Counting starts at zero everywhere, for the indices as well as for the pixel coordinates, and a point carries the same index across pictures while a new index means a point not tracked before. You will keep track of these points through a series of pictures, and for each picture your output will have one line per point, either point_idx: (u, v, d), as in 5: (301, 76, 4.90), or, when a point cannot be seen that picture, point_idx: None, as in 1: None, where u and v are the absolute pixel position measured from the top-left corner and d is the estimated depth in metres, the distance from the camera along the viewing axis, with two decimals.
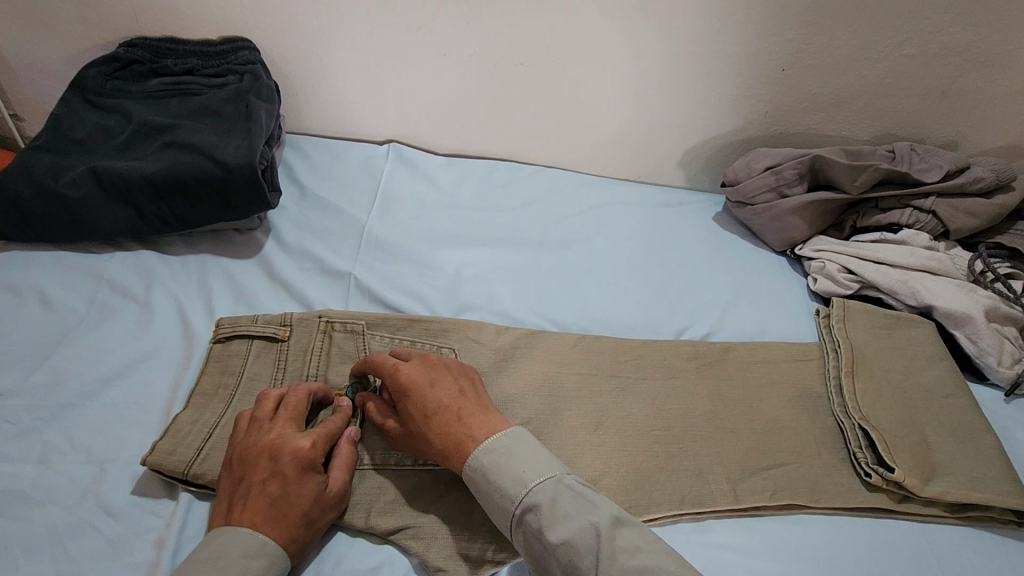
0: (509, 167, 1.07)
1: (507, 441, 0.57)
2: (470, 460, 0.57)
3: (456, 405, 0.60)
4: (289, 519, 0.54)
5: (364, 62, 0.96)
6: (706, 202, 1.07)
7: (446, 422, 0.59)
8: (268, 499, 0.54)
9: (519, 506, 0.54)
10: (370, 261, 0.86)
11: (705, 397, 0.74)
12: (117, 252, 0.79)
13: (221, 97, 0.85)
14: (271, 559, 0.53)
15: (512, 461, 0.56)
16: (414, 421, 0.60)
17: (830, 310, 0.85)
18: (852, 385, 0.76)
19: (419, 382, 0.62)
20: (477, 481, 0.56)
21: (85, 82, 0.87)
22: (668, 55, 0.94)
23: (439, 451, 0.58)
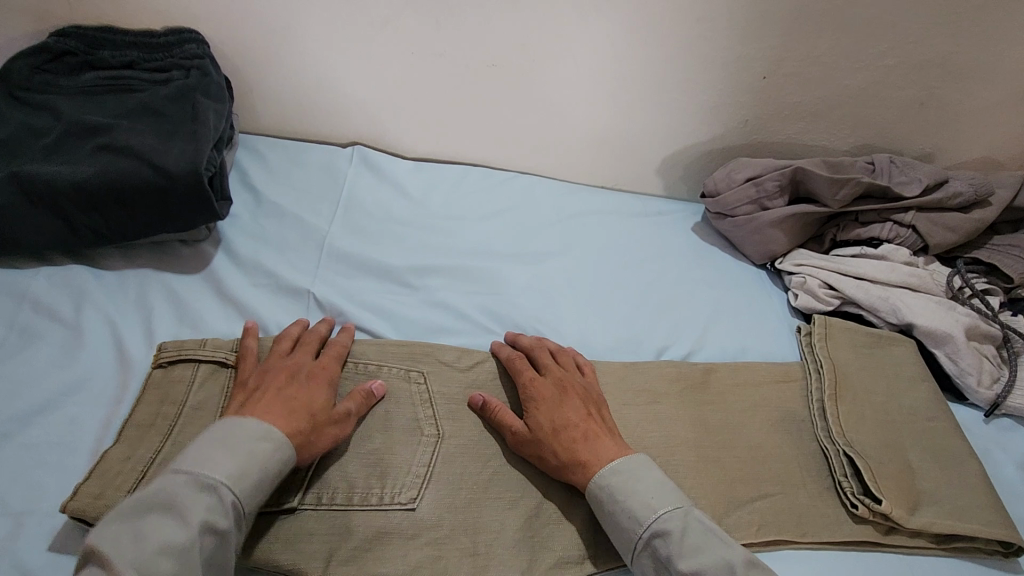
0: (482, 173, 1.01)
1: (631, 466, 0.59)
2: (601, 479, 0.59)
3: (584, 424, 0.63)
4: (298, 413, 0.57)
5: (325, 60, 0.89)
6: (686, 212, 1.04)
7: (576, 440, 0.61)
8: (282, 398, 0.58)
9: (647, 530, 0.55)
10: (332, 275, 0.80)
11: (688, 424, 0.71)
12: (44, 267, 0.71)
13: (164, 95, 0.77)
14: (277, 443, 0.54)
15: (638, 488, 0.57)
16: (542, 430, 0.62)
17: (811, 327, 0.83)
18: (835, 408, 0.73)
19: (549, 397, 0.65)
20: (601, 500, 0.58)
21: (9, 75, 0.78)
22: (649, 60, 0.90)
23: (563, 466, 0.61)
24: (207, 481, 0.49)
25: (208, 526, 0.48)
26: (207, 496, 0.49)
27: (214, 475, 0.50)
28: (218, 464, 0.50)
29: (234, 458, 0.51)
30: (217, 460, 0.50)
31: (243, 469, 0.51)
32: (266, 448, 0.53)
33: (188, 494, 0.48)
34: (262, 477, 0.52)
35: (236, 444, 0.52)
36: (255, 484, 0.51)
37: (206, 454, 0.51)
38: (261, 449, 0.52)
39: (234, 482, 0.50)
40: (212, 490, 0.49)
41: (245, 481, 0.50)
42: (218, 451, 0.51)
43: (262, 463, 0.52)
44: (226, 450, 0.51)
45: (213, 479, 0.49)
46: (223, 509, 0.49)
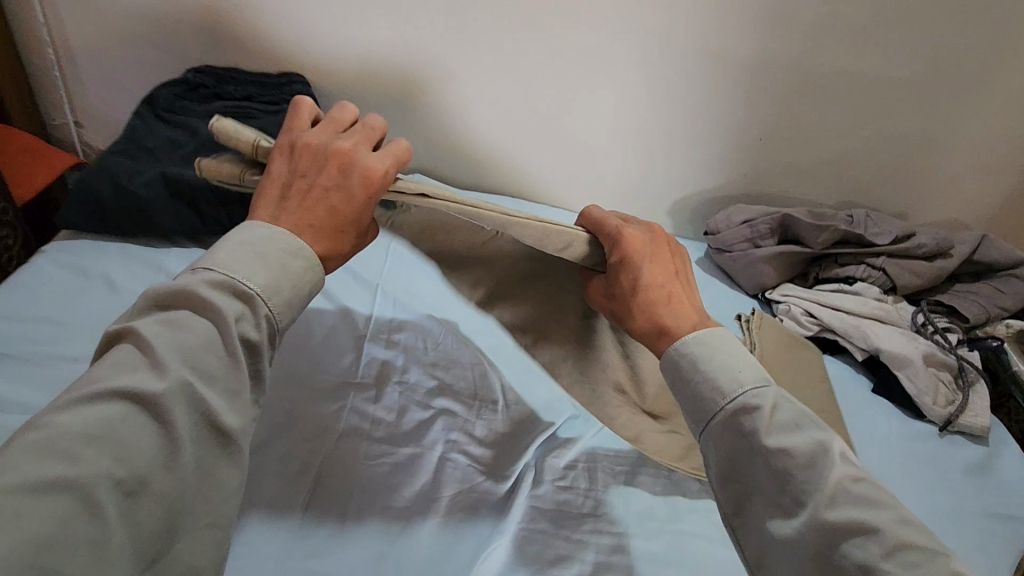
0: (518, 204, 1.19)
1: (715, 335, 0.59)
2: (680, 343, 0.59)
3: (668, 285, 0.63)
4: (330, 214, 0.56)
5: (401, 103, 1.10)
6: (691, 248, 1.21)
7: (656, 304, 0.62)
8: (326, 206, 0.56)
9: (732, 402, 0.54)
10: (391, 279, 0.95)
11: None
12: (174, 248, 0.89)
13: (277, 122, 0.97)
14: (310, 264, 0.54)
15: (722, 356, 0.57)
16: (625, 291, 0.64)
17: (750, 318, 0.99)
18: None
19: (635, 250, 0.65)
20: (680, 361, 0.58)
21: (157, 100, 0.99)
22: (666, 117, 1.10)
23: (644, 328, 0.62)
24: (243, 290, 0.49)
25: (242, 338, 0.48)
26: (240, 302, 0.49)
27: (246, 282, 0.50)
28: (249, 272, 0.50)
29: (266, 266, 0.51)
30: (245, 268, 0.50)
31: (279, 281, 0.51)
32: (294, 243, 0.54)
33: (220, 297, 0.48)
34: (294, 294, 0.52)
35: (267, 256, 0.52)
36: (287, 299, 0.52)
37: (236, 256, 0.50)
38: (291, 264, 0.53)
39: (269, 293, 0.51)
40: (247, 299, 0.49)
41: (280, 294, 0.51)
42: (248, 256, 0.51)
43: (295, 280, 0.52)
44: (260, 259, 0.51)
45: (249, 290, 0.50)
46: (255, 317, 0.49)
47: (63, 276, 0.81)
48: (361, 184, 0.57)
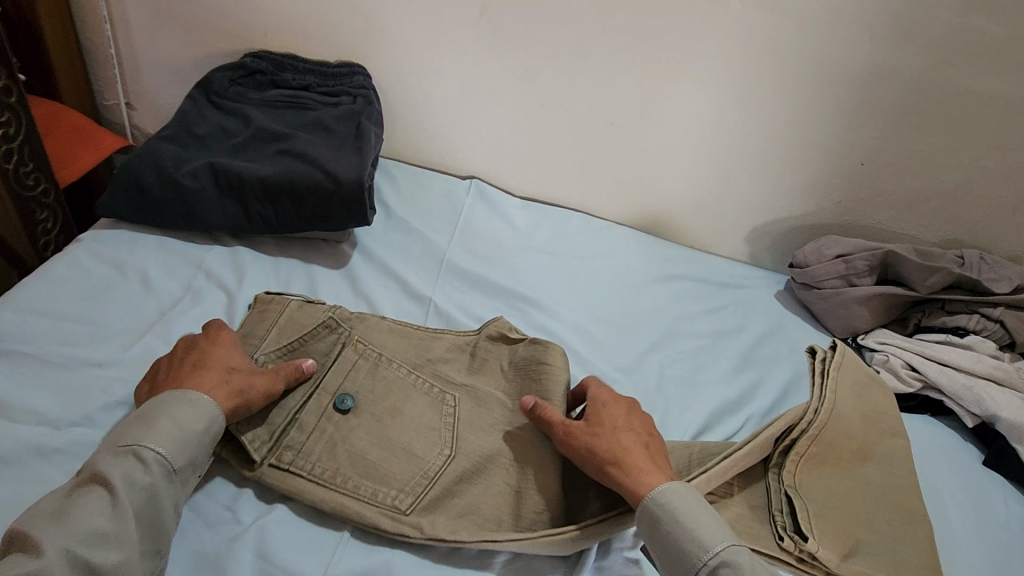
0: (581, 218, 1.09)
1: (687, 490, 0.59)
2: (656, 493, 0.58)
3: (641, 435, 0.65)
4: (212, 369, 0.62)
5: (464, 102, 1.02)
6: (770, 280, 1.09)
7: (627, 459, 0.61)
8: (201, 364, 0.62)
9: (713, 557, 0.55)
10: (447, 289, 0.88)
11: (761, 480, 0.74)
12: (215, 245, 0.82)
13: (334, 115, 0.90)
14: (198, 404, 0.58)
15: (700, 515, 0.57)
16: (599, 432, 0.64)
17: (828, 353, 0.80)
18: (806, 447, 0.73)
19: (617, 412, 0.67)
20: (659, 516, 0.57)
21: (211, 84, 0.93)
22: (754, 134, 0.99)
23: (603, 469, 0.61)
24: (137, 450, 0.54)
25: (135, 484, 0.53)
26: (136, 461, 0.54)
27: (133, 441, 0.55)
28: (142, 435, 0.55)
29: (152, 425, 0.55)
30: (137, 430, 0.55)
31: (168, 433, 0.56)
32: (197, 404, 0.58)
33: (117, 464, 0.53)
34: (192, 437, 0.57)
35: (156, 418, 0.56)
36: (178, 441, 0.56)
37: (126, 427, 0.56)
38: (180, 412, 0.57)
39: (158, 441, 0.55)
40: (141, 457, 0.54)
41: (169, 441, 0.55)
42: (142, 422, 0.56)
43: (187, 425, 0.57)
44: (149, 421, 0.56)
45: (142, 450, 0.54)
46: (146, 467, 0.54)
47: (96, 269, 0.75)
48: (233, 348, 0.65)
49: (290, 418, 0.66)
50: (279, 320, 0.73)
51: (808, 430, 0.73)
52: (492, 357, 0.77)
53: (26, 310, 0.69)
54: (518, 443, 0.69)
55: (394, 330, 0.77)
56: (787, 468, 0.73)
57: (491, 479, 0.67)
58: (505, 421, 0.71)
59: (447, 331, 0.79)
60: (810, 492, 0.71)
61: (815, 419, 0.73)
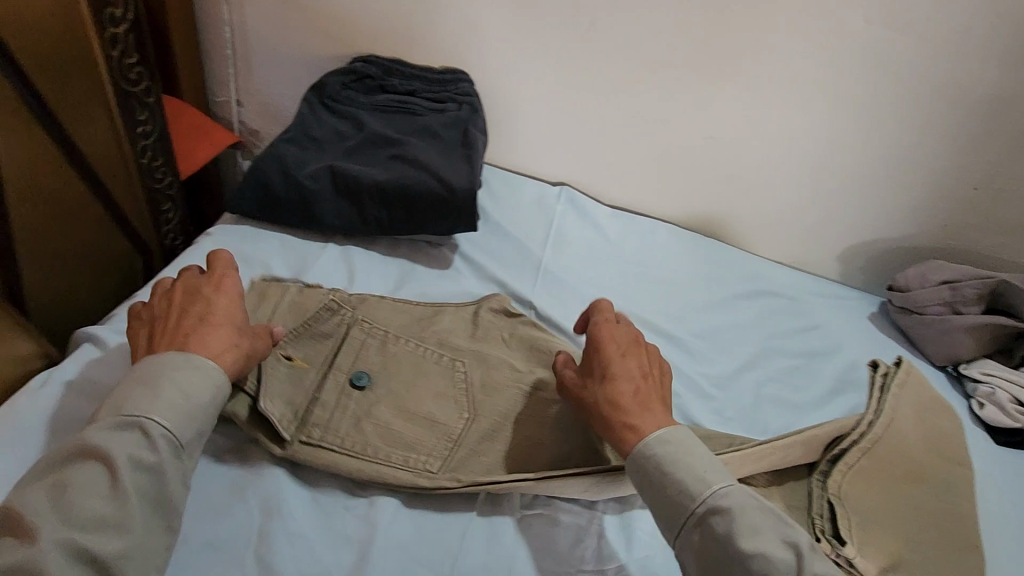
0: (669, 229, 1.09)
1: (681, 437, 0.58)
2: (642, 446, 0.58)
3: (636, 378, 0.63)
4: (217, 329, 0.58)
5: (562, 112, 1.03)
6: (863, 301, 1.06)
7: (625, 401, 0.61)
8: (200, 318, 0.58)
9: (702, 505, 0.54)
10: (545, 295, 0.90)
11: (871, 487, 0.72)
12: (329, 243, 0.86)
13: (442, 122, 0.94)
14: (200, 369, 0.55)
15: (691, 461, 0.56)
16: (599, 376, 0.63)
17: (887, 369, 0.80)
18: (856, 460, 0.72)
19: (615, 352, 0.65)
20: (649, 469, 0.57)
21: (325, 88, 0.97)
22: (859, 153, 0.97)
23: (603, 415, 0.61)
24: (133, 419, 0.50)
25: (139, 462, 0.49)
26: (134, 433, 0.50)
27: (137, 414, 0.51)
28: (136, 404, 0.51)
29: (156, 396, 0.52)
30: (143, 401, 0.51)
31: (176, 407, 0.52)
32: (203, 369, 0.55)
33: (112, 437, 0.50)
34: (193, 403, 0.53)
35: (156, 385, 0.52)
36: (186, 413, 0.52)
37: (128, 393, 0.52)
38: (187, 378, 0.53)
39: (163, 415, 0.51)
40: (137, 428, 0.50)
41: (175, 415, 0.52)
42: (136, 390, 0.52)
43: (196, 397, 0.53)
44: (143, 386, 0.52)
45: (140, 419, 0.51)
46: (152, 443, 0.50)
47: None
48: (228, 295, 0.61)
49: (311, 394, 0.66)
50: (281, 304, 0.72)
51: (859, 441, 0.73)
52: (494, 329, 0.79)
53: None
54: (537, 406, 0.70)
55: (398, 305, 0.78)
56: (833, 477, 0.72)
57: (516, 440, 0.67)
58: (516, 380, 0.72)
59: (446, 305, 0.81)
60: (861, 502, 0.70)
61: (869, 430, 0.74)
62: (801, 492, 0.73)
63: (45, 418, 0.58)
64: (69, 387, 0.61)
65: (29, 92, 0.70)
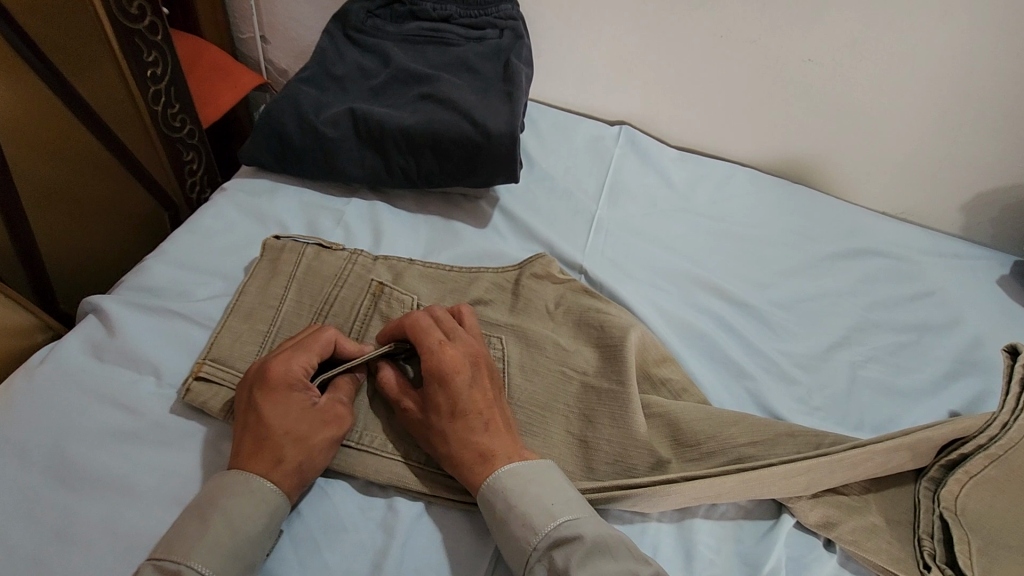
0: (748, 174, 0.92)
1: (536, 470, 0.52)
2: (495, 475, 0.51)
3: (487, 411, 0.54)
4: (266, 443, 0.50)
5: (623, 35, 0.87)
6: (991, 261, 0.87)
7: (471, 429, 0.53)
8: (251, 427, 0.51)
9: (544, 539, 0.48)
10: (599, 256, 0.77)
11: (1005, 507, 0.57)
12: (353, 198, 0.77)
13: (479, 53, 0.81)
14: (253, 496, 0.48)
15: (540, 490, 0.50)
16: (440, 415, 0.54)
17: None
18: (984, 470, 0.58)
19: (460, 380, 0.54)
20: (493, 506, 0.50)
21: (348, 17, 0.85)
22: (1010, 75, 0.76)
23: (454, 456, 0.53)
24: (175, 567, 0.44)
25: None
26: None
27: (180, 558, 0.44)
28: (184, 546, 0.45)
29: (206, 531, 0.46)
30: (191, 538, 0.46)
31: (223, 548, 0.45)
32: (252, 496, 0.48)
33: None
34: (247, 541, 0.46)
35: (207, 519, 0.46)
36: (232, 554, 0.46)
37: (180, 531, 0.46)
38: (238, 508, 0.47)
39: (205, 558, 0.44)
40: None
41: (219, 559, 0.45)
42: (188, 526, 0.46)
43: (243, 532, 0.46)
44: (197, 521, 0.47)
45: (182, 566, 0.44)
46: None
47: (239, 221, 0.72)
48: (283, 388, 0.52)
49: None
50: (296, 270, 0.63)
51: (988, 447, 0.58)
52: (537, 297, 0.69)
53: (176, 263, 0.66)
54: (582, 393, 0.61)
55: (429, 274, 0.68)
56: (949, 487, 0.58)
57: (553, 431, 0.60)
58: (560, 364, 0.63)
59: (484, 268, 0.71)
60: (983, 521, 0.57)
61: (1000, 435, 0.59)
62: (905, 502, 0.60)
63: (49, 400, 0.53)
64: (71, 366, 0.56)
65: (17, 36, 0.62)
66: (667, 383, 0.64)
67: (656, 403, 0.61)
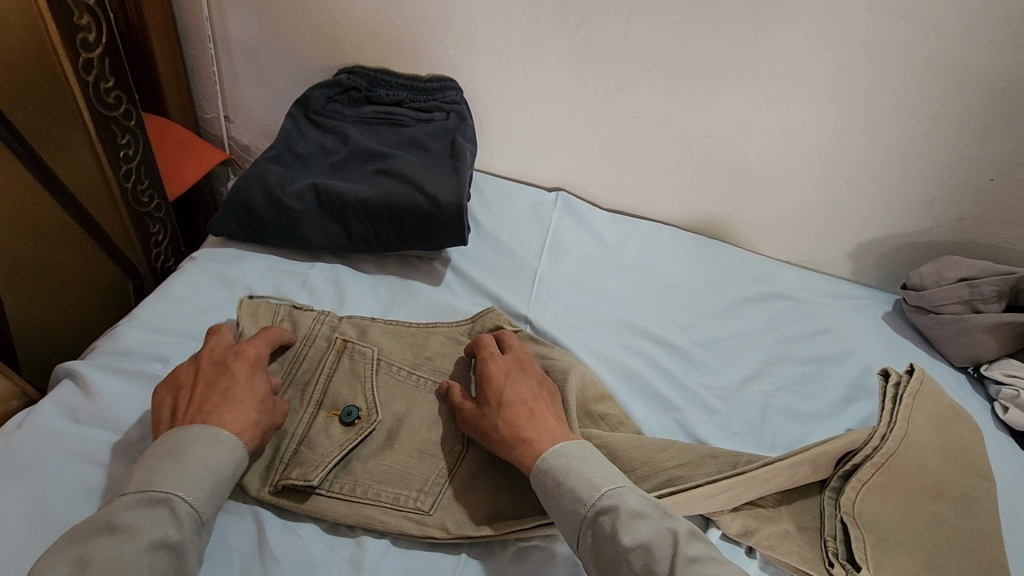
0: (669, 232, 1.05)
1: (578, 447, 0.59)
2: (543, 457, 0.58)
3: (532, 403, 0.63)
4: (251, 417, 0.57)
5: (554, 116, 1.00)
6: (876, 300, 1.02)
7: (517, 415, 0.61)
8: (243, 399, 0.58)
9: (592, 509, 0.54)
10: (542, 307, 0.87)
11: (892, 507, 0.67)
12: (317, 263, 0.84)
13: (428, 133, 0.92)
14: (232, 446, 0.54)
15: (583, 468, 0.57)
16: (490, 406, 0.63)
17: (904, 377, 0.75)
18: (874, 476, 0.68)
19: (499, 374, 0.66)
20: (545, 483, 0.57)
21: (310, 102, 0.95)
22: (867, 146, 0.92)
23: (504, 438, 0.61)
24: (163, 495, 0.49)
25: (163, 539, 0.47)
26: (162, 508, 0.49)
27: (166, 489, 0.49)
28: (168, 479, 0.50)
29: (189, 470, 0.51)
30: (171, 476, 0.50)
31: (202, 479, 0.51)
32: (228, 446, 0.54)
33: (141, 514, 0.48)
34: (222, 481, 0.53)
35: (191, 462, 0.52)
36: (210, 489, 0.52)
37: (158, 469, 0.51)
38: (217, 454, 0.53)
39: (189, 488, 0.50)
40: (168, 503, 0.49)
41: (199, 489, 0.51)
42: (169, 467, 0.51)
43: (217, 471, 0.53)
44: (174, 462, 0.51)
45: (168, 495, 0.49)
46: (178, 520, 0.49)
47: (208, 288, 0.78)
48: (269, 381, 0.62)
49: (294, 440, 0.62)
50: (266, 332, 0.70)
51: (872, 457, 0.68)
52: None
53: (147, 328, 0.71)
54: None
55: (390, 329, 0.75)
56: (847, 494, 0.67)
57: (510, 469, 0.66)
58: None
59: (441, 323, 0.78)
60: (875, 520, 0.66)
61: (881, 445, 0.69)
62: (811, 510, 0.69)
63: (27, 460, 0.56)
64: (48, 429, 0.59)
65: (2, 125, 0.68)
66: (605, 418, 0.72)
67: (595, 435, 0.69)
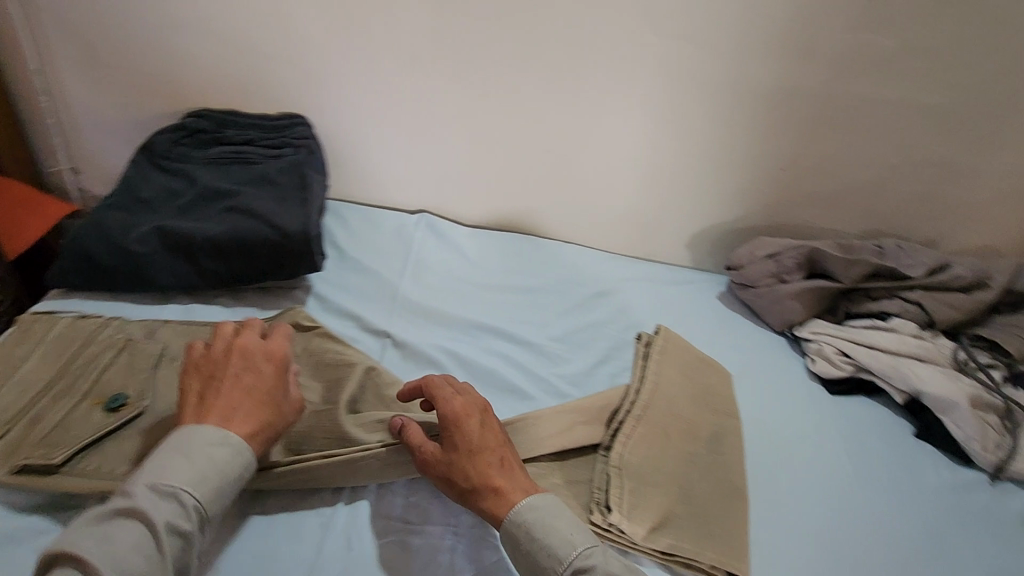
0: (526, 240, 1.14)
1: (549, 502, 0.61)
2: (515, 510, 0.60)
3: (500, 450, 0.64)
4: (249, 415, 0.62)
5: (404, 143, 1.06)
6: (710, 282, 1.16)
7: (490, 467, 0.62)
8: (246, 391, 0.63)
9: (568, 567, 0.57)
10: (402, 322, 0.92)
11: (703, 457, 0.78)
12: (170, 305, 0.86)
13: (277, 167, 0.94)
14: (235, 448, 0.59)
15: (561, 526, 0.59)
16: (459, 454, 0.63)
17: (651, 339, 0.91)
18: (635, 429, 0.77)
19: (468, 417, 0.65)
20: (517, 536, 0.59)
21: (154, 147, 0.96)
22: (678, 150, 1.06)
23: (470, 487, 0.62)
24: (168, 488, 0.54)
25: (176, 527, 0.53)
26: (173, 501, 0.54)
27: (174, 483, 0.54)
28: (174, 472, 0.55)
29: (191, 464, 0.56)
30: (175, 469, 0.55)
31: (196, 473, 0.56)
32: (228, 445, 0.58)
33: (155, 502, 0.53)
34: (232, 481, 0.57)
35: (192, 456, 0.56)
36: (217, 488, 0.56)
37: (164, 465, 0.55)
38: (213, 452, 0.57)
39: (197, 486, 0.55)
40: (176, 496, 0.54)
41: (206, 486, 0.56)
42: (177, 460, 0.56)
43: (218, 464, 0.57)
44: (183, 458, 0.56)
45: (171, 487, 0.54)
46: (186, 515, 0.54)
47: None
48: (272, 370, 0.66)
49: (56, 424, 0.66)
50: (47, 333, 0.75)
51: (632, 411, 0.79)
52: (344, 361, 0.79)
53: None
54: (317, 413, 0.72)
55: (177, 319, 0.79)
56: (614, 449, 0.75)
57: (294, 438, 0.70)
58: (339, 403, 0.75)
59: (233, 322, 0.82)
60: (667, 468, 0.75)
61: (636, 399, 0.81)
62: None
63: None
64: None
65: None
66: None
67: None
